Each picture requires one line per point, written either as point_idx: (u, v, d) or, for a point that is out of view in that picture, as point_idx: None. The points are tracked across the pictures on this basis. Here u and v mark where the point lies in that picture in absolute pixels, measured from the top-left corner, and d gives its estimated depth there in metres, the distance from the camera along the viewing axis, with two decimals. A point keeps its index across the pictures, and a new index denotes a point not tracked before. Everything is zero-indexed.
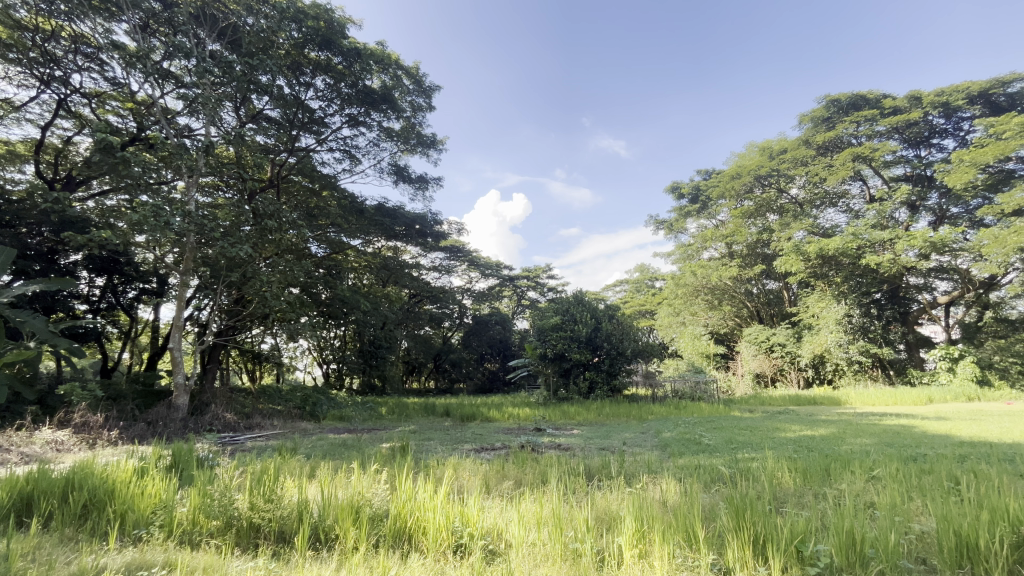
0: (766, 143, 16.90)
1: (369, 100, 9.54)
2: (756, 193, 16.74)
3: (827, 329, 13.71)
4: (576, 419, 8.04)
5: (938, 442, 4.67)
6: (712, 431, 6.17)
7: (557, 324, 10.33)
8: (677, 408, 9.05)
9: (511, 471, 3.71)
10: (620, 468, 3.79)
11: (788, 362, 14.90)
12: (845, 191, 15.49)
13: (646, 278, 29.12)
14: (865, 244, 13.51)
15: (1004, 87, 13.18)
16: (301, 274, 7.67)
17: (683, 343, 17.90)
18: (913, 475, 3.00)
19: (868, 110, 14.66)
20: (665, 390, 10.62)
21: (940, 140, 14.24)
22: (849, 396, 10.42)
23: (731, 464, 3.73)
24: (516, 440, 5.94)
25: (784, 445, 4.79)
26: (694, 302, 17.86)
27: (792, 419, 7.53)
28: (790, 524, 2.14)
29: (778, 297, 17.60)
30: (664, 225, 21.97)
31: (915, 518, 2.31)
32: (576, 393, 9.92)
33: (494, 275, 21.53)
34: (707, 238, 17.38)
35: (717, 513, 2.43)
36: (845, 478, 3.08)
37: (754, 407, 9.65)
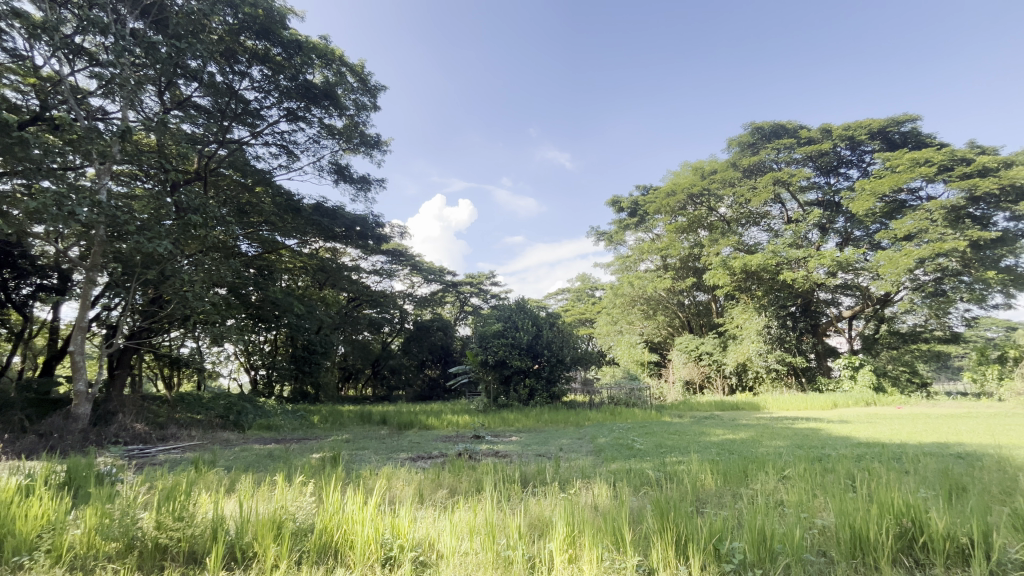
0: (698, 163, 17.83)
1: (309, 95, 9.17)
2: (689, 210, 17.74)
3: (749, 339, 14.71)
4: (514, 425, 8.08)
5: (841, 443, 5.15)
6: (644, 436, 6.42)
7: (498, 331, 10.34)
8: (612, 413, 9.34)
9: (446, 479, 3.66)
10: (555, 474, 3.85)
11: (714, 370, 15.87)
12: (766, 212, 16.79)
13: (587, 287, 29.97)
14: (783, 261, 14.64)
15: (898, 127, 14.79)
16: (228, 273, 7.19)
17: (620, 350, 18.69)
18: (817, 474, 3.27)
19: (787, 138, 16.00)
20: (603, 397, 10.93)
21: (847, 169, 15.81)
22: (767, 401, 11.24)
23: (660, 468, 3.90)
24: (454, 448, 5.86)
25: (708, 448, 5.08)
26: (631, 311, 18.57)
27: (717, 423, 7.99)
28: (709, 524, 2.26)
29: (707, 309, 18.70)
30: (604, 236, 22.72)
31: (818, 514, 2.52)
32: (516, 400, 10.00)
33: (437, 281, 21.27)
34: (644, 250, 18.19)
35: (642, 515, 2.53)
36: (760, 478, 3.30)
37: (683, 413, 10.17)
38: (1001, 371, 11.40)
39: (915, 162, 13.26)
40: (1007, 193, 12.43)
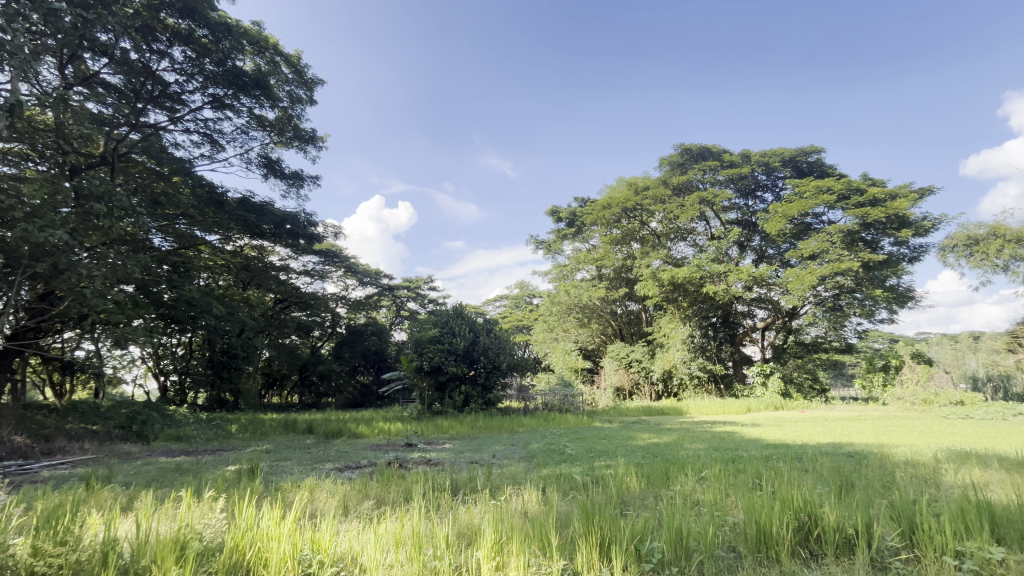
0: (632, 178, 18.48)
1: (238, 83, 8.62)
2: (623, 223, 18.55)
3: (675, 348, 15.55)
4: (448, 432, 7.98)
5: (752, 445, 5.55)
6: (575, 441, 6.57)
7: (435, 336, 10.16)
8: (545, 419, 9.48)
9: (372, 490, 3.53)
10: (486, 481, 3.84)
11: (642, 377, 16.61)
12: (692, 228, 17.87)
13: (525, 295, 30.33)
14: (706, 275, 15.38)
15: (805, 157, 16.35)
16: (136, 269, 6.55)
17: (555, 357, 19.02)
18: (729, 474, 3.51)
19: (712, 161, 17.13)
20: (537, 403, 11.08)
21: (762, 193, 17.24)
22: (690, 406, 11.90)
23: (588, 472, 4.00)
24: (384, 457, 5.68)
25: (634, 452, 5.29)
26: (566, 319, 19.02)
27: (643, 428, 8.36)
28: (632, 525, 2.35)
29: (637, 318, 19.58)
30: (543, 245, 23.16)
31: (730, 512, 2.69)
32: (450, 407, 9.88)
33: (372, 284, 20.60)
34: (580, 260, 18.76)
35: (569, 519, 2.58)
36: (679, 480, 3.49)
37: (613, 418, 10.52)
38: (885, 378, 12.87)
39: (819, 189, 14.72)
40: (892, 221, 14.10)
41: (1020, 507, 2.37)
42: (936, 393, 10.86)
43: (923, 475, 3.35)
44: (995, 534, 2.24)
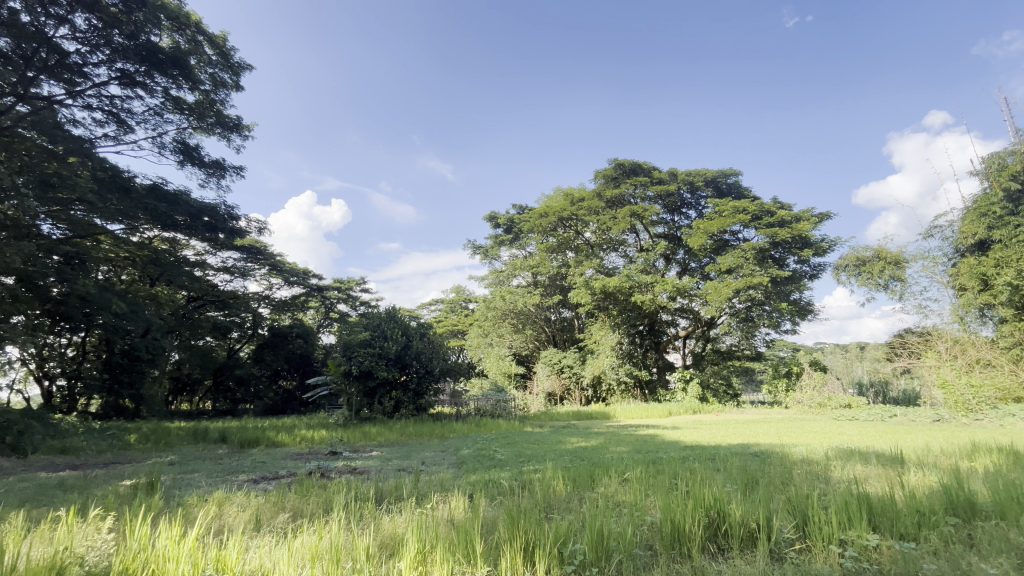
0: (569, 189, 18.99)
1: (152, 60, 7.90)
2: (559, 232, 19.09)
3: (604, 354, 16.11)
4: (376, 440, 7.71)
5: (672, 447, 5.87)
6: (506, 446, 6.60)
7: (365, 340, 9.78)
8: (477, 425, 9.44)
9: (290, 502, 3.32)
10: (413, 489, 3.75)
11: (573, 382, 17.08)
12: (623, 240, 18.58)
13: (461, 299, 30.13)
14: (634, 285, 16.14)
15: (725, 178, 17.62)
16: (17, 259, 5.75)
17: (489, 363, 19.01)
18: (649, 476, 3.67)
19: (643, 176, 17.89)
20: (469, 408, 11.02)
21: (687, 210, 18.38)
22: (617, 410, 12.37)
23: (516, 477, 4.03)
24: (305, 466, 5.38)
25: (562, 456, 5.42)
26: (501, 325, 19.19)
27: (572, 432, 8.57)
28: (556, 528, 2.40)
29: (570, 325, 20.13)
30: (480, 250, 23.19)
31: (649, 512, 2.82)
32: (379, 413, 9.58)
33: (300, 284, 19.48)
34: (516, 267, 19.08)
35: (495, 524, 2.59)
36: (603, 482, 3.60)
37: (543, 423, 10.71)
38: (787, 384, 14.14)
39: (737, 210, 15.93)
40: (796, 242, 15.54)
41: (892, 498, 2.69)
42: (828, 397, 12.10)
43: (816, 472, 3.71)
44: (872, 522, 2.52)
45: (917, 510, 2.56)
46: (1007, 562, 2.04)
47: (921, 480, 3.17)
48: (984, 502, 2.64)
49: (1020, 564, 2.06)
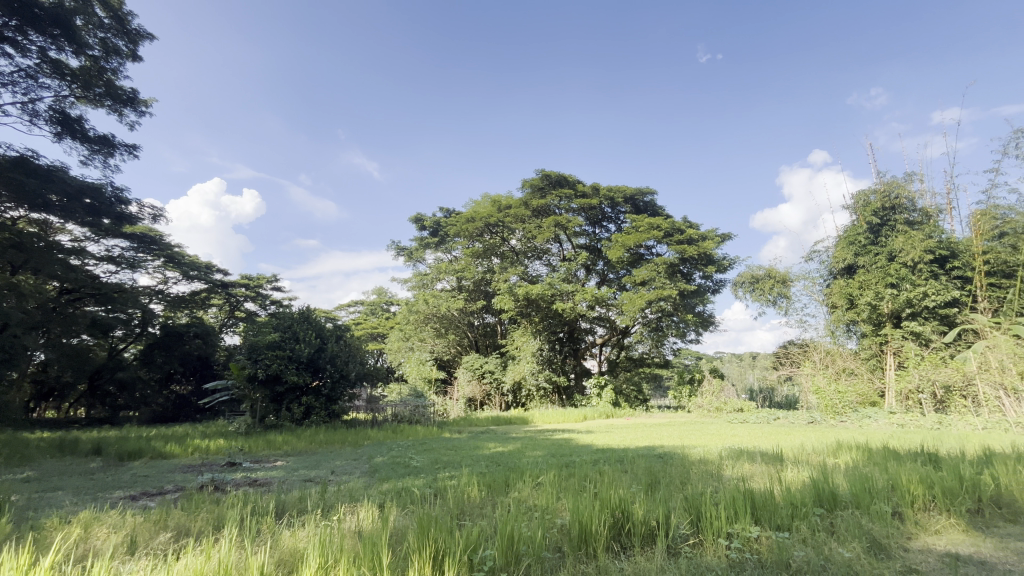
0: (496, 197, 19.20)
1: (26, 15, 6.85)
2: (485, 237, 19.15)
3: (525, 360, 16.35)
4: (281, 449, 7.20)
5: (584, 450, 6.11)
6: (422, 453, 6.45)
7: (274, 341, 9.06)
8: (393, 431, 9.16)
9: (175, 520, 3.00)
10: (318, 501, 3.54)
11: (494, 388, 17.15)
12: (547, 249, 19.04)
13: (382, 302, 29.20)
14: (556, 293, 16.62)
15: (643, 196, 18.67)
16: None
17: (410, 368, 18.53)
18: (561, 479, 3.78)
19: (568, 189, 18.47)
20: (386, 414, 10.65)
21: (607, 224, 19.26)
22: (535, 416, 12.59)
23: (430, 484, 3.96)
24: (197, 479, 4.88)
25: (479, 461, 5.40)
26: (423, 329, 18.89)
27: (491, 437, 8.56)
28: (467, 535, 2.38)
29: (493, 330, 20.28)
30: (404, 252, 22.63)
31: (559, 514, 2.90)
32: (287, 420, 8.97)
33: (201, 278, 17.75)
34: (441, 271, 18.88)
35: (405, 534, 2.52)
36: (518, 486, 3.65)
37: (462, 428, 10.63)
38: (690, 390, 15.29)
39: (651, 226, 16.98)
40: (702, 259, 16.87)
41: (772, 493, 2.98)
42: (725, 401, 13.22)
43: (710, 471, 4.03)
44: (755, 516, 2.78)
45: (792, 503, 2.86)
46: (858, 545, 2.35)
47: (796, 475, 3.56)
48: (843, 494, 3.01)
49: (868, 547, 2.38)
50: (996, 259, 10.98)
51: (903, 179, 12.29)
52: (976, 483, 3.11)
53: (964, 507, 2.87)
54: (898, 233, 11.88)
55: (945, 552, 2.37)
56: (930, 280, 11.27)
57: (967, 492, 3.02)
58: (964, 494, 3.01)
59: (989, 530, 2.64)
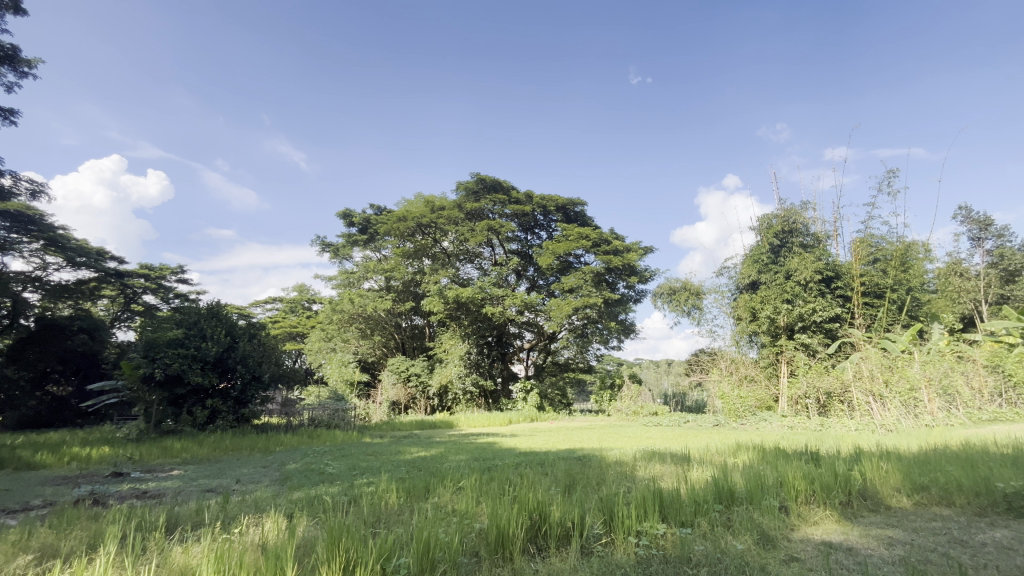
0: (430, 197, 18.90)
1: None
2: (417, 238, 18.80)
3: (452, 363, 16.16)
4: (178, 457, 6.55)
5: (507, 453, 6.17)
6: (339, 459, 6.15)
7: (176, 339, 8.11)
8: (309, 436, 8.68)
9: (40, 540, 2.61)
10: (217, 513, 3.24)
11: (419, 391, 16.85)
12: (479, 252, 19.04)
13: (303, 300, 27.65)
14: (486, 297, 16.63)
15: (574, 206, 19.23)
16: None
17: (330, 369, 17.71)
18: (482, 483, 3.77)
19: (502, 194, 18.60)
20: (302, 419, 10.08)
21: (539, 231, 19.65)
22: (460, 420, 12.51)
23: (345, 492, 3.77)
24: (73, 492, 4.31)
25: (399, 467, 5.25)
26: (347, 329, 18.18)
27: (413, 442, 8.38)
28: (381, 544, 2.29)
29: (421, 332, 19.93)
30: (330, 248, 21.63)
31: (477, 518, 2.90)
32: (188, 425, 8.19)
33: (90, 266, 15.79)
34: (368, 270, 18.25)
35: (314, 545, 2.39)
36: (438, 491, 3.59)
37: (384, 433, 10.30)
38: (611, 394, 15.95)
39: (580, 236, 17.55)
40: (626, 269, 17.70)
41: (678, 492, 3.17)
42: (642, 405, 13.94)
43: (625, 472, 4.21)
44: (662, 514, 2.95)
45: (695, 500, 3.07)
46: (749, 538, 2.57)
47: (700, 475, 3.82)
48: (739, 491, 3.28)
49: (758, 540, 2.61)
50: (871, 282, 12.58)
51: (799, 207, 13.73)
52: (847, 477, 3.52)
53: (836, 500, 3.23)
54: (794, 254, 13.24)
55: (820, 540, 2.65)
56: (818, 298, 12.65)
57: (840, 486, 3.41)
58: (837, 488, 3.39)
59: (855, 520, 3.00)
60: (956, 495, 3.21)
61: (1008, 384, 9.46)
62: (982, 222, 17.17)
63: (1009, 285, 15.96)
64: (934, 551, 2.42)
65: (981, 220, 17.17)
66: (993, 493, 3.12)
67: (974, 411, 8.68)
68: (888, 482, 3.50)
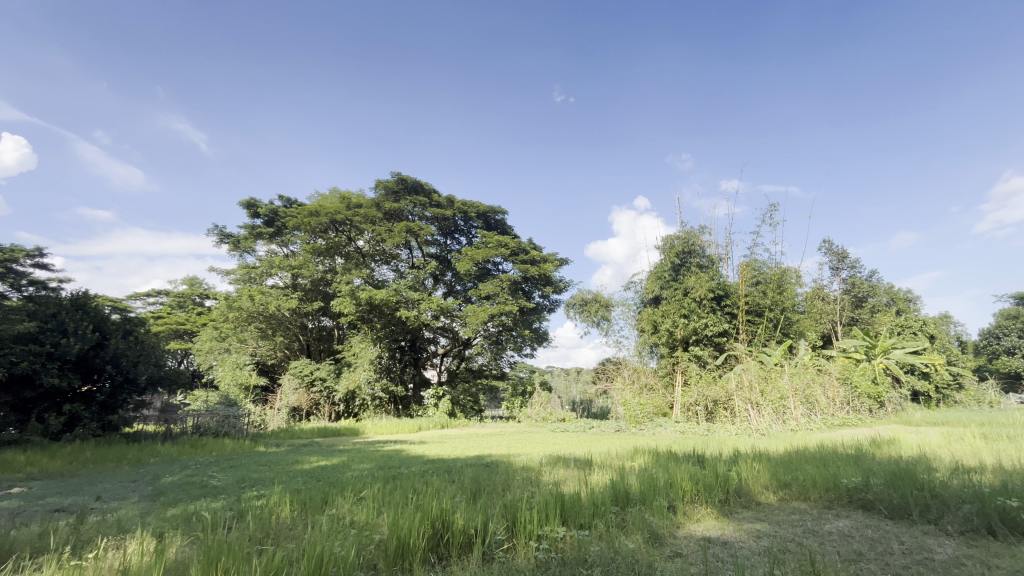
0: (346, 193, 18.05)
1: None
2: (329, 234, 17.89)
3: (362, 367, 15.47)
4: (19, 472, 5.54)
5: (414, 461, 6.02)
6: (227, 471, 5.60)
7: (27, 333, 6.91)
8: (191, 446, 7.81)
9: None
10: (66, 536, 2.79)
11: (323, 397, 15.99)
12: (396, 254, 18.53)
13: (195, 294, 25.05)
14: (402, 300, 16.15)
15: (494, 214, 19.42)
16: None
17: (223, 371, 16.22)
18: (384, 493, 3.63)
19: (423, 196, 18.26)
20: (184, 426, 9.07)
21: (458, 236, 19.56)
22: (367, 427, 12.00)
23: (231, 507, 3.44)
24: None
25: (296, 478, 4.91)
26: (245, 328, 16.78)
27: (313, 450, 7.87)
28: (267, 562, 2.12)
29: (328, 334, 18.94)
30: (229, 239, 19.85)
31: (378, 530, 2.79)
32: (37, 435, 6.98)
33: None
34: (273, 265, 16.99)
35: (187, 569, 2.14)
36: (337, 503, 3.40)
37: (280, 441, 9.58)
38: (521, 401, 16.24)
39: (499, 244, 17.74)
40: (541, 279, 18.20)
41: (578, 495, 3.30)
42: (551, 412, 14.34)
43: (529, 477, 4.29)
44: (563, 517, 3.04)
45: (594, 503, 3.20)
46: (640, 537, 2.73)
47: (599, 478, 4.01)
48: (633, 492, 3.49)
49: (648, 538, 2.79)
50: (753, 301, 14.10)
51: (698, 231, 15.06)
52: (726, 477, 3.89)
53: (716, 498, 3.56)
54: (691, 273, 14.49)
55: (701, 536, 2.90)
56: (710, 314, 13.90)
57: (719, 485, 3.75)
58: (717, 487, 3.73)
59: (731, 516, 3.32)
60: (811, 490, 3.69)
61: (854, 394, 11.05)
62: (839, 254, 20.04)
63: (858, 310, 18.77)
64: (792, 541, 2.75)
65: (839, 252, 20.02)
66: (839, 488, 3.62)
67: (829, 417, 10.00)
68: (760, 480, 3.92)
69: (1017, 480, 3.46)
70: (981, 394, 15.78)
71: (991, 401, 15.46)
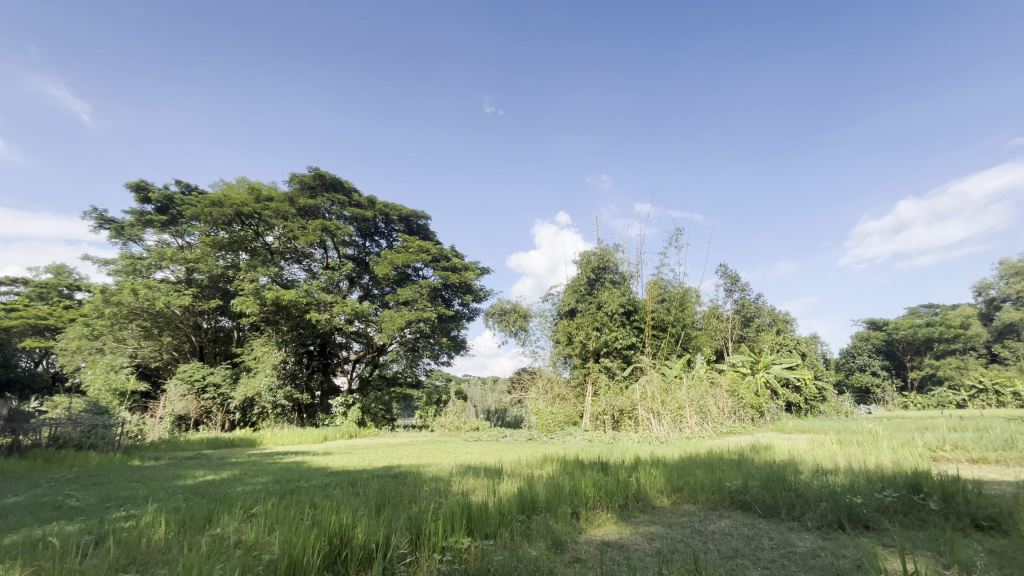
0: (256, 184, 16.80)
1: None
2: (233, 227, 16.49)
3: (263, 373, 14.33)
4: None
5: (315, 473, 5.66)
6: (89, 489, 4.87)
7: None
8: (46, 461, 6.71)
9: None
10: None
11: (216, 404, 14.65)
12: (309, 253, 17.51)
13: (62, 285, 21.88)
14: (313, 302, 15.23)
15: (417, 218, 19.07)
16: None
17: (93, 376, 14.09)
18: (278, 509, 3.38)
19: (342, 194, 17.47)
20: (38, 437, 7.72)
21: (378, 238, 18.93)
22: (265, 437, 11.09)
23: (90, 531, 3.00)
24: None
25: (175, 495, 4.38)
26: (124, 327, 14.89)
27: (199, 464, 7.10)
28: None
29: (226, 336, 17.65)
30: (111, 225, 17.59)
31: (267, 550, 2.58)
32: None
33: None
34: (164, 258, 15.31)
35: None
36: (222, 521, 3.11)
37: (159, 454, 8.53)
38: (435, 410, 15.94)
39: (420, 249, 17.42)
40: (462, 287, 18.18)
41: (485, 504, 3.30)
42: (464, 421, 14.22)
43: (438, 488, 4.22)
44: (468, 527, 3.02)
45: (501, 512, 3.22)
46: (542, 544, 2.80)
47: (506, 487, 4.05)
48: (539, 500, 3.55)
49: (550, 545, 2.86)
50: (658, 318, 15.15)
51: (613, 248, 15.90)
52: (626, 483, 4.11)
53: (616, 503, 3.74)
54: (605, 288, 15.37)
55: (600, 540, 3.03)
56: (620, 328, 14.69)
57: (620, 491, 3.95)
58: (618, 493, 3.92)
59: (628, 520, 3.51)
60: (699, 493, 4.00)
61: (740, 404, 12.19)
62: (732, 278, 22.14)
63: (746, 328, 20.81)
64: (680, 542, 2.96)
65: (732, 276, 22.15)
66: (723, 490, 3.97)
67: (719, 426, 10.93)
68: (656, 485, 4.18)
69: (862, 479, 4.02)
70: (840, 405, 18.15)
71: (847, 411, 17.80)
